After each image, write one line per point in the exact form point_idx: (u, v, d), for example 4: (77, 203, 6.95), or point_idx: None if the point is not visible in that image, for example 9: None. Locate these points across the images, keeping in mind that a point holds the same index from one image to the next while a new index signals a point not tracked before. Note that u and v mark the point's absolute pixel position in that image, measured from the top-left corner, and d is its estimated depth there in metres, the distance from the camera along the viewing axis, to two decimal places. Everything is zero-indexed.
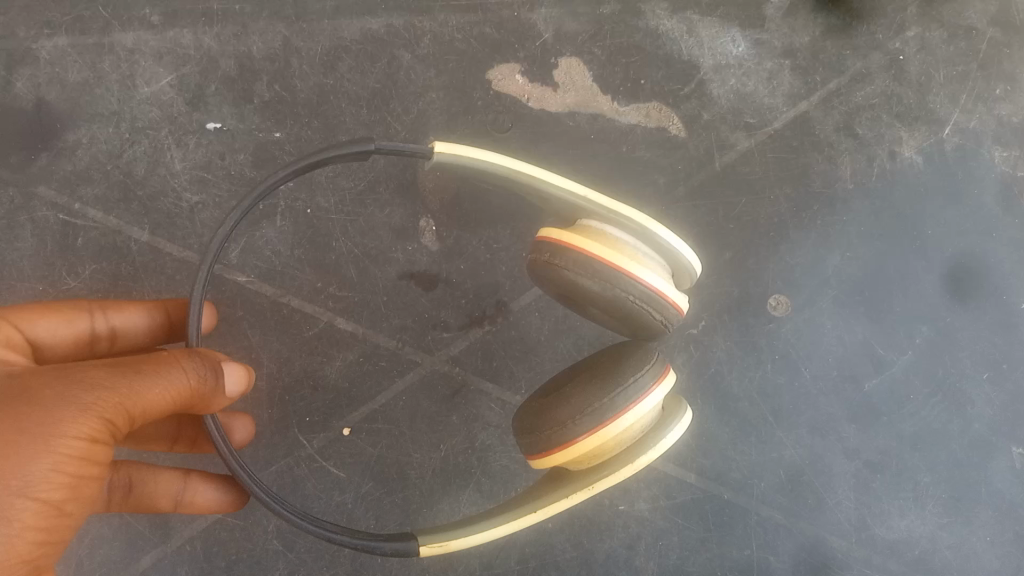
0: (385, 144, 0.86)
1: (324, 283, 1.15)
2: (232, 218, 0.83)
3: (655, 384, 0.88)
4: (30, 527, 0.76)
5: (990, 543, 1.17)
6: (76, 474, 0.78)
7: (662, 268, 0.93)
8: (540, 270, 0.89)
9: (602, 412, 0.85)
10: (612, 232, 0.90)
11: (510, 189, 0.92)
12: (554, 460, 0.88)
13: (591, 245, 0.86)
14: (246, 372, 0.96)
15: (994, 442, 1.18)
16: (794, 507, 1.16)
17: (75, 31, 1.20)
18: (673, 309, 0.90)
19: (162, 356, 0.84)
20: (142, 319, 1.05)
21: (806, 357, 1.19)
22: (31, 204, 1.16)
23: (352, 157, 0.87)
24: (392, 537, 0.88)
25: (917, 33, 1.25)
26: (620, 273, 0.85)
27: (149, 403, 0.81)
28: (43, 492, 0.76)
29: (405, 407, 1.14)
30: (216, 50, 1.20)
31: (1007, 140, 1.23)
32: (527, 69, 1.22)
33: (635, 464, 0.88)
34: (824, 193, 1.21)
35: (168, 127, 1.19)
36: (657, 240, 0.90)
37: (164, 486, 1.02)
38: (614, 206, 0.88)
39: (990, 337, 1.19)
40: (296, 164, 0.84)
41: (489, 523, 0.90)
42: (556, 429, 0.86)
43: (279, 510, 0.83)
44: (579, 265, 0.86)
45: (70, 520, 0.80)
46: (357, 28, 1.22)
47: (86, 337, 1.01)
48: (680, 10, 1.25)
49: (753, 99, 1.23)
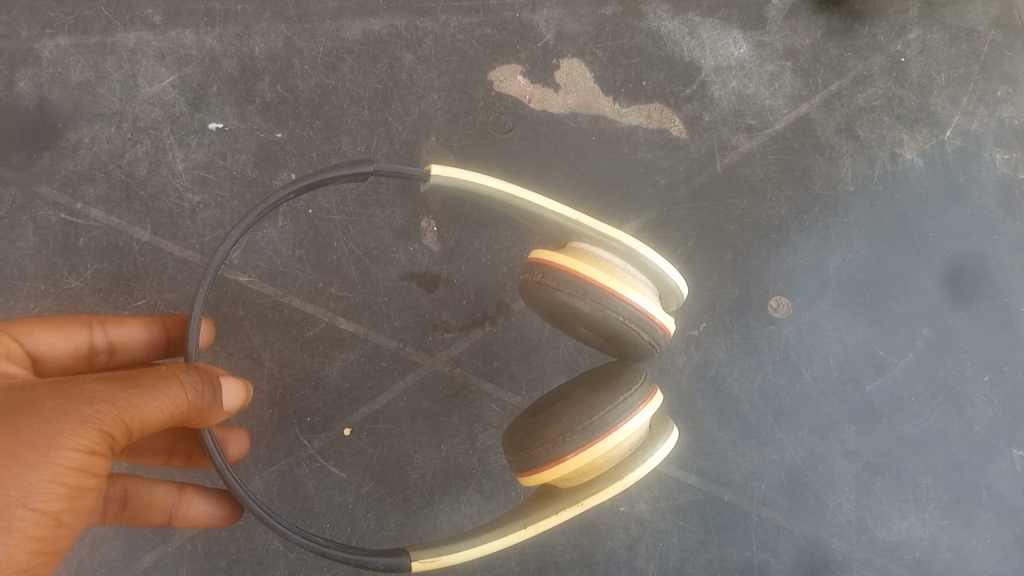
0: (382, 165, 0.85)
1: (326, 283, 1.16)
2: (233, 237, 0.82)
3: (643, 403, 0.89)
4: (28, 537, 0.76)
5: (990, 546, 1.17)
6: (74, 485, 0.79)
7: (651, 290, 0.94)
8: (532, 290, 0.89)
9: (592, 429, 0.86)
10: (603, 255, 0.91)
11: (504, 211, 0.92)
12: (545, 478, 0.88)
13: (582, 267, 0.87)
14: (244, 387, 0.95)
15: (994, 444, 1.18)
16: (794, 508, 1.16)
17: (77, 31, 1.20)
18: (661, 330, 0.90)
19: (160, 370, 0.83)
20: (141, 333, 1.05)
21: (806, 359, 1.19)
22: (33, 204, 1.16)
23: (351, 178, 0.86)
24: (384, 551, 0.87)
25: (918, 36, 1.25)
26: (609, 294, 0.86)
27: (146, 417, 0.81)
28: (42, 503, 0.76)
29: (405, 408, 1.14)
30: (218, 50, 1.21)
31: (1008, 142, 1.23)
32: (529, 71, 1.22)
33: (623, 481, 0.88)
34: (825, 195, 1.21)
35: (170, 127, 1.19)
36: (647, 264, 0.90)
37: (159, 498, 1.02)
38: (606, 230, 0.89)
39: (990, 340, 1.19)
40: (300, 182, 0.83)
41: (479, 539, 0.89)
42: (547, 446, 0.86)
43: (276, 525, 0.81)
44: (570, 286, 0.86)
45: (68, 530, 0.80)
46: (359, 29, 1.22)
47: (85, 351, 1.01)
48: (682, 12, 1.25)
49: (754, 101, 1.23)
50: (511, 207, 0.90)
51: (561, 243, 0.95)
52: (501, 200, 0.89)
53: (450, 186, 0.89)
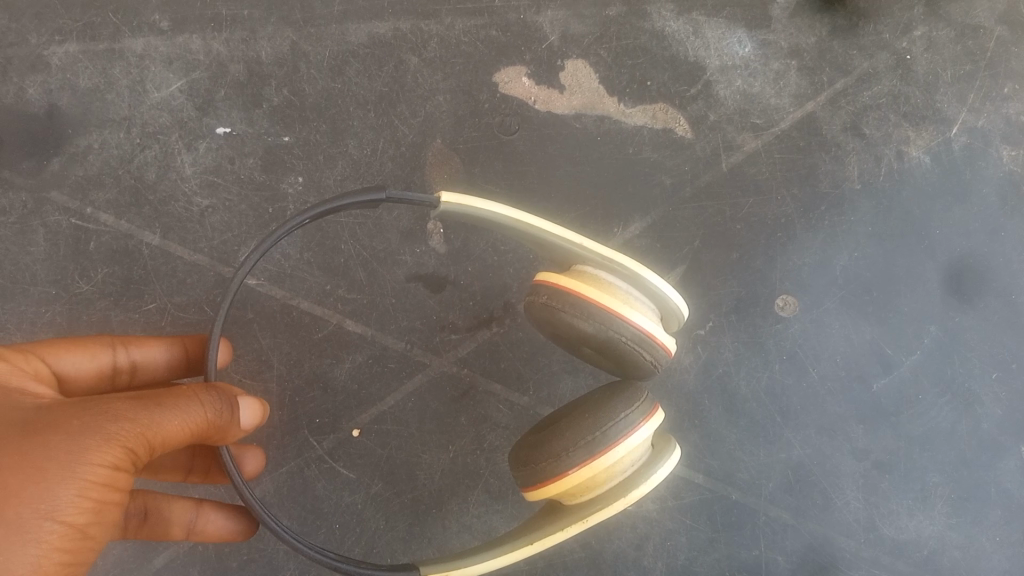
0: (393, 193, 0.86)
1: (333, 286, 1.16)
2: (250, 262, 0.81)
3: (644, 420, 0.90)
4: (56, 549, 0.76)
5: (999, 543, 1.17)
6: (101, 499, 0.79)
7: (652, 312, 0.95)
8: (537, 311, 0.91)
9: (594, 445, 0.87)
10: (606, 277, 0.92)
11: (511, 233, 0.93)
12: (549, 493, 0.89)
13: (586, 289, 0.88)
14: (259, 406, 0.97)
15: (1002, 442, 1.18)
16: (802, 507, 1.17)
17: (86, 37, 1.21)
18: (662, 350, 0.92)
19: (180, 390, 0.84)
20: (162, 354, 1.06)
21: (813, 357, 1.19)
22: (43, 209, 1.17)
23: (363, 204, 0.87)
24: (393, 567, 0.88)
25: (924, 33, 1.24)
26: (612, 315, 0.87)
27: (168, 434, 0.81)
28: (70, 516, 0.77)
29: (413, 409, 1.15)
30: (225, 55, 1.21)
31: (1015, 138, 1.22)
32: (533, 72, 1.23)
33: (627, 497, 0.89)
34: (831, 194, 1.21)
35: (179, 132, 1.20)
36: (648, 286, 0.92)
37: (176, 514, 1.03)
38: (610, 255, 0.90)
39: (998, 337, 1.19)
40: (312, 210, 0.84)
41: (486, 555, 0.90)
42: (550, 462, 0.87)
43: (289, 541, 0.82)
44: (574, 307, 0.88)
45: (93, 543, 0.80)
46: (364, 32, 1.22)
47: (108, 371, 1.02)
48: (686, 12, 1.25)
49: (759, 99, 1.23)
50: (517, 231, 0.91)
51: (566, 264, 0.97)
52: (508, 227, 0.90)
53: (457, 212, 0.90)
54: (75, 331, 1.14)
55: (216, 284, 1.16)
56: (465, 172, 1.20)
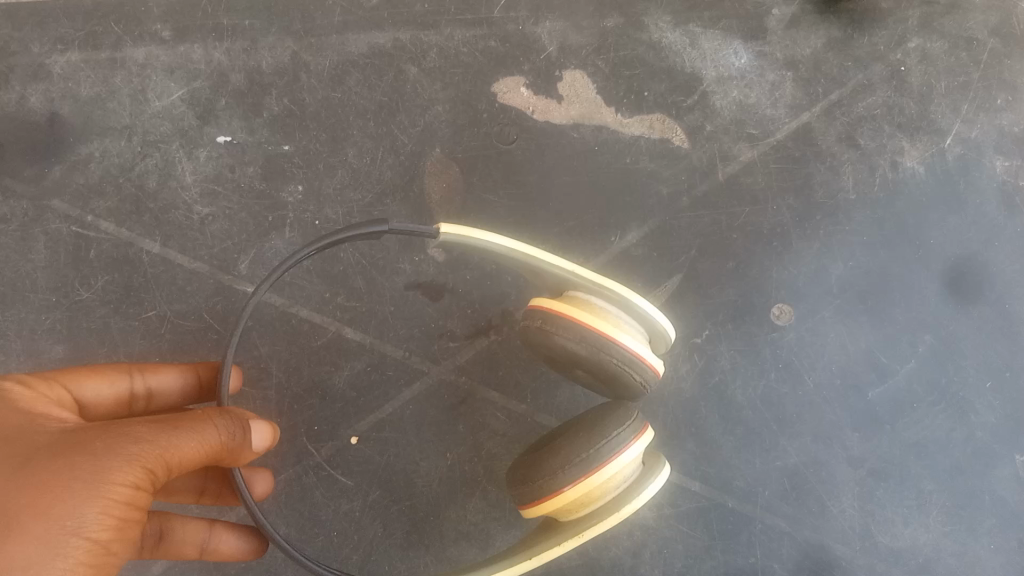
0: (397, 225, 0.87)
1: (332, 294, 1.17)
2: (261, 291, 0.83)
3: (635, 438, 0.91)
4: (82, 564, 0.76)
5: (994, 551, 1.17)
6: (124, 517, 0.79)
7: (642, 334, 0.97)
8: (532, 335, 0.92)
9: (588, 461, 0.88)
10: (597, 301, 0.94)
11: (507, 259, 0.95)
12: (545, 508, 0.90)
13: (579, 313, 0.91)
14: (271, 428, 0.98)
15: (996, 450, 1.19)
16: (797, 515, 1.17)
17: (87, 47, 1.22)
18: (651, 371, 0.93)
19: (194, 414, 0.85)
20: (176, 380, 1.06)
21: (809, 365, 1.20)
22: (44, 217, 1.18)
23: (368, 236, 0.88)
24: None
25: (918, 45, 1.26)
26: (604, 338, 0.89)
27: (183, 456, 0.82)
28: (95, 533, 0.76)
29: (411, 416, 1.16)
30: (226, 64, 1.23)
31: (1008, 149, 1.23)
32: (532, 82, 1.24)
33: (621, 512, 0.90)
34: (825, 204, 1.22)
35: (179, 140, 1.21)
36: (637, 309, 0.94)
37: (190, 533, 1.02)
38: (601, 280, 0.92)
39: (991, 345, 1.20)
40: (318, 243, 0.85)
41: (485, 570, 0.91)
42: (547, 479, 0.88)
43: (302, 559, 0.85)
44: (567, 330, 0.89)
45: (116, 560, 0.80)
46: (365, 42, 1.24)
47: (125, 397, 1.02)
48: (682, 24, 1.26)
49: (754, 110, 1.24)
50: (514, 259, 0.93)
51: (558, 289, 0.99)
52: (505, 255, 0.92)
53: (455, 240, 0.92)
54: (77, 340, 1.15)
55: (216, 292, 1.17)
56: (463, 181, 1.21)
